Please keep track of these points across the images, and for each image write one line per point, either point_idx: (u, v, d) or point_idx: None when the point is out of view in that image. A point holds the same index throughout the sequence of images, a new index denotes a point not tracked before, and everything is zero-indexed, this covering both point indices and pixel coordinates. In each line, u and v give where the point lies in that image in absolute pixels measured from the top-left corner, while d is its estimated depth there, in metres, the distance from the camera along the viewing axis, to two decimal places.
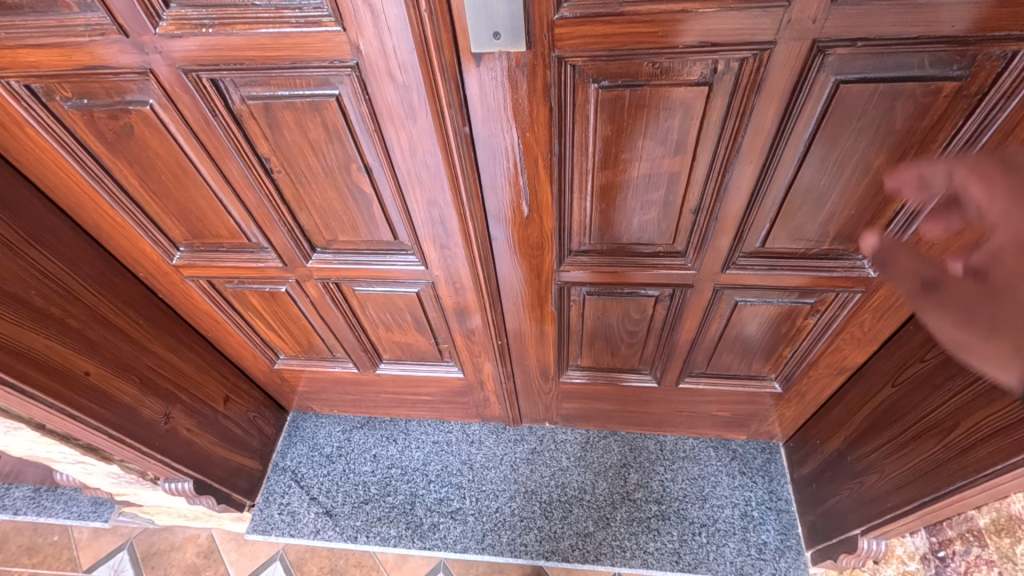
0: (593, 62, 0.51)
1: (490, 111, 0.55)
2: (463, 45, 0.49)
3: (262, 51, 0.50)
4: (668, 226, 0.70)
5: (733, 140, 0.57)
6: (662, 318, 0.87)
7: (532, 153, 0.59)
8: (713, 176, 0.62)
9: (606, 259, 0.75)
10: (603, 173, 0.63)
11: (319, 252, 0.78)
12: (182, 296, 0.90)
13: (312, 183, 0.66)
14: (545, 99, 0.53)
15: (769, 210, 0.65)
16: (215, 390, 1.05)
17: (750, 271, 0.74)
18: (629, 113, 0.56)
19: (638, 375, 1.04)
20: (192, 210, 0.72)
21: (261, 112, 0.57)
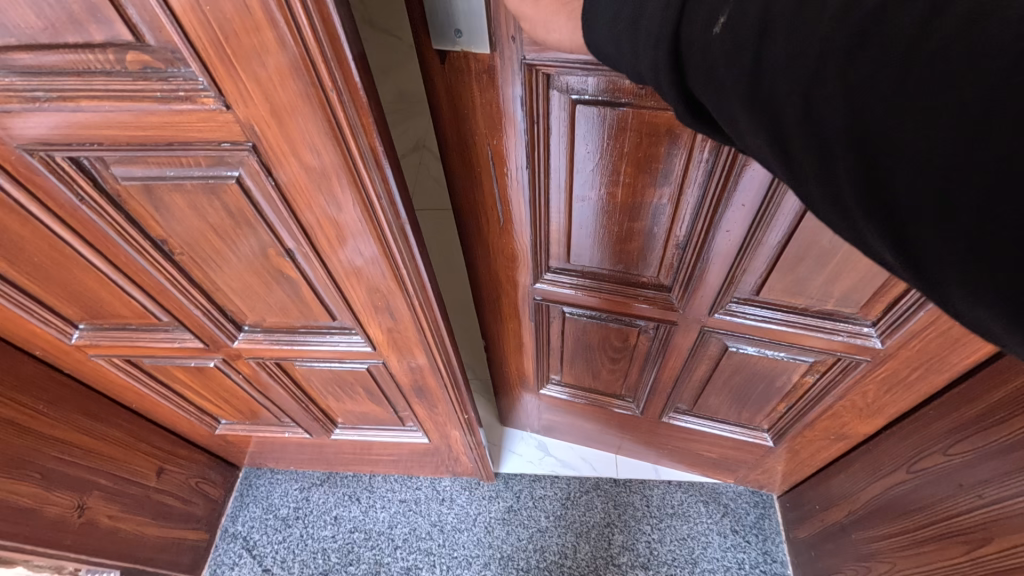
0: (566, 74, 0.46)
1: (456, 117, 0.51)
2: (426, 40, 0.45)
3: (126, 130, 0.38)
4: (650, 255, 0.65)
5: (724, 180, 0.52)
6: (645, 348, 0.82)
7: (500, 164, 0.55)
8: (699, 214, 0.57)
9: (585, 282, 0.71)
10: (583, 195, 0.59)
11: (247, 331, 0.65)
12: (92, 371, 0.77)
13: (224, 267, 0.54)
14: (519, 115, 0.49)
15: (763, 258, 0.59)
16: (145, 464, 0.92)
17: (742, 318, 0.69)
18: (607, 132, 0.51)
19: (620, 404, 0.98)
20: (82, 292, 0.59)
21: (141, 194, 0.45)
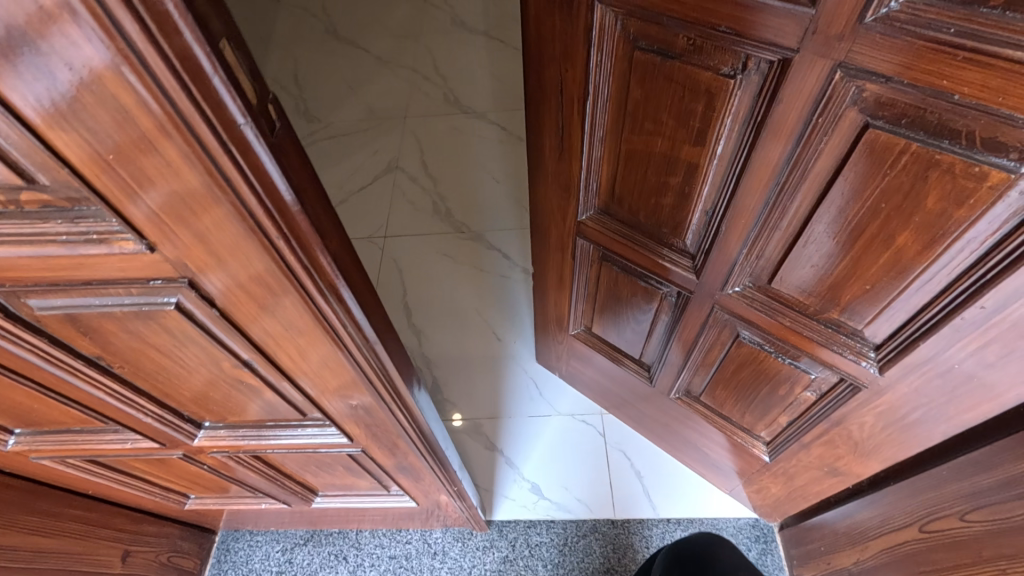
0: (632, 18, 0.58)
1: (543, 38, 0.68)
2: None
3: (36, 270, 0.32)
4: (678, 213, 0.74)
5: (744, 150, 0.60)
6: (665, 318, 0.91)
7: (568, 91, 0.70)
8: (727, 180, 0.65)
9: (621, 231, 0.83)
10: (631, 141, 0.71)
11: (208, 428, 0.59)
12: (37, 469, 0.69)
13: (173, 379, 0.48)
14: (589, 38, 0.62)
15: (779, 240, 0.65)
16: (107, 552, 0.85)
17: (753, 306, 0.74)
18: (659, 78, 0.61)
19: (639, 373, 1.07)
20: (11, 405, 0.52)
21: (64, 322, 0.39)
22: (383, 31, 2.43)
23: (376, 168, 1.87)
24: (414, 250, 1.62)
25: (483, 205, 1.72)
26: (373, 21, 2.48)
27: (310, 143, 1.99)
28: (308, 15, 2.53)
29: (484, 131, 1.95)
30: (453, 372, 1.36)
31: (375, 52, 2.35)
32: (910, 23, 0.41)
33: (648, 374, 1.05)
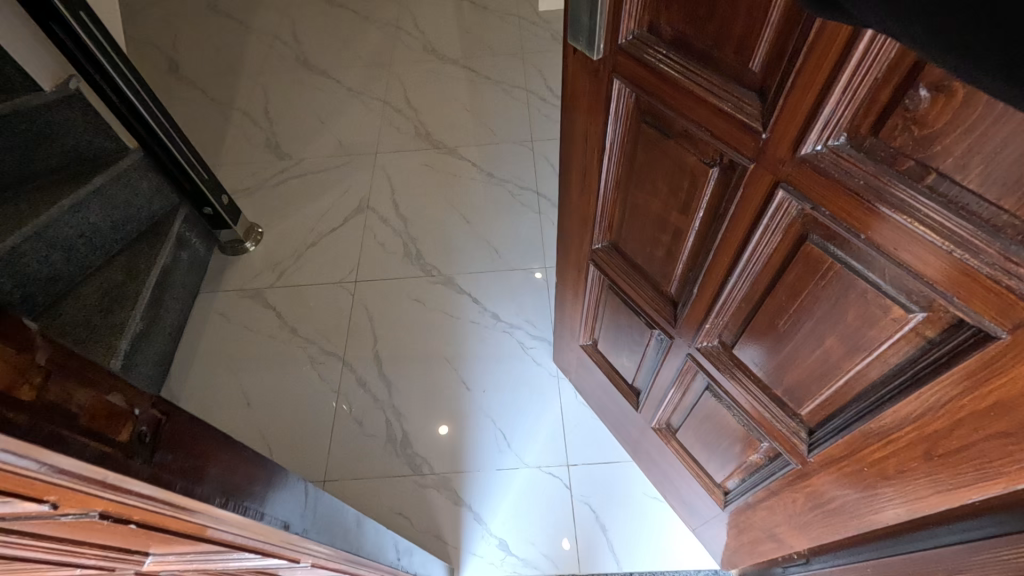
0: (641, 98, 0.66)
1: (575, 93, 0.78)
2: (572, 40, 0.70)
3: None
4: (666, 264, 0.82)
5: (715, 225, 0.67)
6: (651, 354, 0.98)
7: (590, 141, 0.80)
8: (703, 249, 0.71)
9: (625, 265, 0.91)
10: (636, 195, 0.80)
11: (156, 555, 0.59)
12: None
13: (111, 540, 0.48)
14: (609, 107, 0.71)
15: (739, 314, 0.71)
16: None
17: (718, 365, 0.79)
18: (659, 150, 0.69)
19: (631, 402, 1.13)
20: None
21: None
22: (354, 61, 2.43)
23: (347, 209, 1.87)
24: (384, 297, 1.63)
25: (452, 248, 1.73)
26: (344, 52, 2.47)
27: (280, 182, 1.98)
28: (280, 45, 2.54)
29: (455, 168, 1.96)
30: (423, 422, 1.38)
31: (346, 83, 2.33)
32: (830, 165, 0.47)
33: (638, 403, 1.10)
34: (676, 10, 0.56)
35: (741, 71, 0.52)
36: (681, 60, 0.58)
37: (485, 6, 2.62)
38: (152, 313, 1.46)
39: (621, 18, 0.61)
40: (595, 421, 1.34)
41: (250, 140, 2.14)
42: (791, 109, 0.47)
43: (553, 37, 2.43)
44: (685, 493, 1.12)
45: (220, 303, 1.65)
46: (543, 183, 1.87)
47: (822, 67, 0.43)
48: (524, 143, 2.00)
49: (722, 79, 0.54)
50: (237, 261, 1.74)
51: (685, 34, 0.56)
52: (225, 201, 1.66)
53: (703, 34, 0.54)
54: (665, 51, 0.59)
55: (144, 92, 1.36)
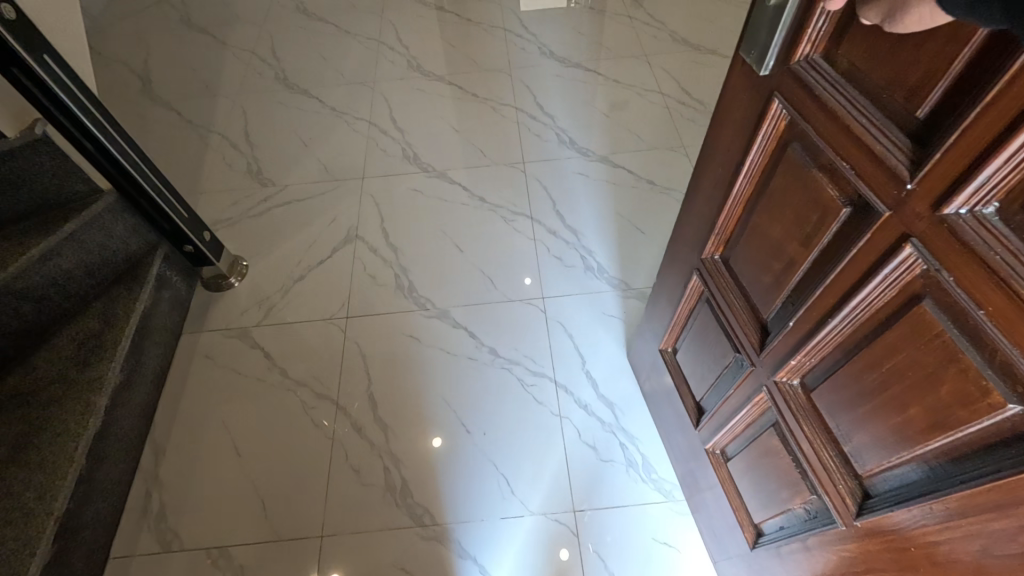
0: (793, 121, 0.63)
1: (733, 102, 0.76)
2: (746, 50, 0.68)
3: None
4: (769, 295, 0.78)
5: (829, 263, 0.63)
6: (727, 376, 0.94)
7: (732, 153, 0.78)
8: (808, 287, 0.68)
9: (735, 283, 0.86)
10: (760, 218, 0.76)
11: None
12: None
13: None
14: (762, 122, 0.68)
15: (831, 359, 0.67)
16: None
17: (790, 405, 0.76)
18: (793, 176, 0.66)
19: (692, 419, 1.10)
20: None
21: None
22: (338, 79, 2.36)
23: (336, 238, 1.81)
24: (377, 334, 1.57)
25: (445, 279, 1.68)
26: (327, 70, 2.40)
27: (263, 212, 1.90)
28: (259, 64, 2.46)
29: (443, 193, 1.90)
30: (417, 448, 1.37)
31: (328, 103, 2.26)
32: (967, 230, 0.45)
33: (698, 421, 1.08)
34: (859, 40, 0.53)
35: (906, 115, 0.49)
36: (848, 92, 0.55)
37: (470, 19, 2.57)
38: (134, 361, 1.38)
39: (801, 39, 0.58)
40: (598, 463, 1.32)
41: (231, 165, 2.06)
42: (944, 165, 0.45)
43: (541, 51, 2.39)
44: (718, 524, 1.11)
45: (206, 343, 1.58)
46: (536, 208, 1.83)
47: (995, 127, 0.41)
48: (515, 165, 1.96)
49: (883, 120, 0.51)
50: (219, 299, 1.66)
51: (860, 66, 0.53)
52: (207, 237, 1.59)
53: (879, 71, 0.51)
54: (836, 79, 0.56)
55: (112, 127, 1.27)
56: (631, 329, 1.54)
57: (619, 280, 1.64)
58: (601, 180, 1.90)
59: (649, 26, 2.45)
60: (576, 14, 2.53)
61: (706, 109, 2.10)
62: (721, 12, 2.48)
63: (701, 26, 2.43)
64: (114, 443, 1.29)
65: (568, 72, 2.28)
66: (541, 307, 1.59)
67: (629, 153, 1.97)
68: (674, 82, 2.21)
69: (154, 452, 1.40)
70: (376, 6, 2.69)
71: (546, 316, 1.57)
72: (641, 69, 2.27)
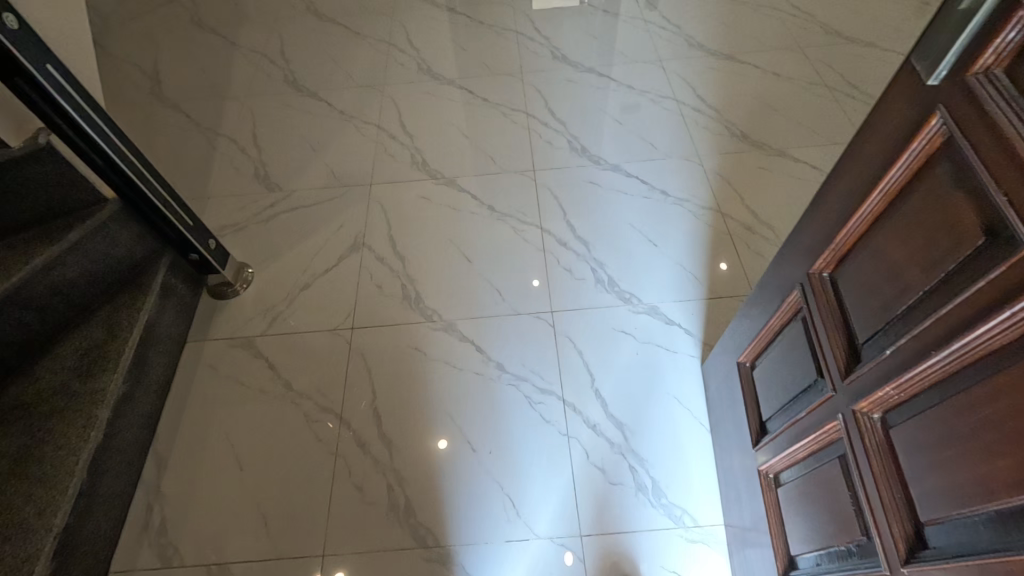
0: (951, 139, 0.58)
1: (879, 111, 0.68)
2: (915, 52, 0.61)
3: None
4: (871, 323, 0.72)
5: (950, 295, 0.58)
6: (802, 399, 0.89)
7: (862, 167, 0.71)
8: (917, 318, 0.63)
9: (838, 307, 0.79)
10: (881, 239, 0.70)
11: None
12: None
13: None
14: (912, 134, 0.62)
15: (922, 396, 0.63)
16: None
17: (865, 437, 0.72)
18: (935, 198, 0.60)
19: (752, 438, 1.06)
20: None
21: None
22: (346, 82, 2.33)
23: (342, 245, 1.78)
24: (381, 346, 1.54)
25: (451, 290, 1.64)
26: (337, 73, 2.37)
27: (270, 218, 1.88)
28: (269, 65, 2.44)
29: (454, 202, 1.87)
30: (423, 456, 1.36)
31: (337, 106, 2.23)
32: None
33: (757, 440, 1.04)
34: None
35: None
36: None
37: (481, 21, 2.53)
38: (138, 372, 1.37)
39: (983, 49, 0.52)
40: (607, 485, 1.30)
41: (238, 170, 2.04)
42: None
43: (553, 54, 2.34)
44: (750, 547, 1.09)
45: (209, 353, 1.56)
46: (546, 219, 1.79)
47: None
48: (526, 172, 1.93)
49: None
50: (224, 307, 1.65)
51: None
52: (212, 245, 1.57)
53: None
54: (1014, 95, 0.50)
55: (116, 135, 1.24)
56: (640, 345, 1.50)
57: (630, 295, 1.60)
58: (613, 189, 1.86)
59: (664, 30, 2.40)
60: (591, 16, 2.49)
61: (721, 117, 2.05)
62: (739, 16, 2.42)
63: (718, 30, 2.37)
64: (116, 455, 1.28)
65: (580, 77, 2.24)
66: (551, 321, 1.56)
67: (640, 161, 1.93)
68: (689, 88, 2.16)
69: (156, 465, 1.38)
70: (388, 6, 2.66)
71: (554, 330, 1.54)
72: (655, 74, 2.22)
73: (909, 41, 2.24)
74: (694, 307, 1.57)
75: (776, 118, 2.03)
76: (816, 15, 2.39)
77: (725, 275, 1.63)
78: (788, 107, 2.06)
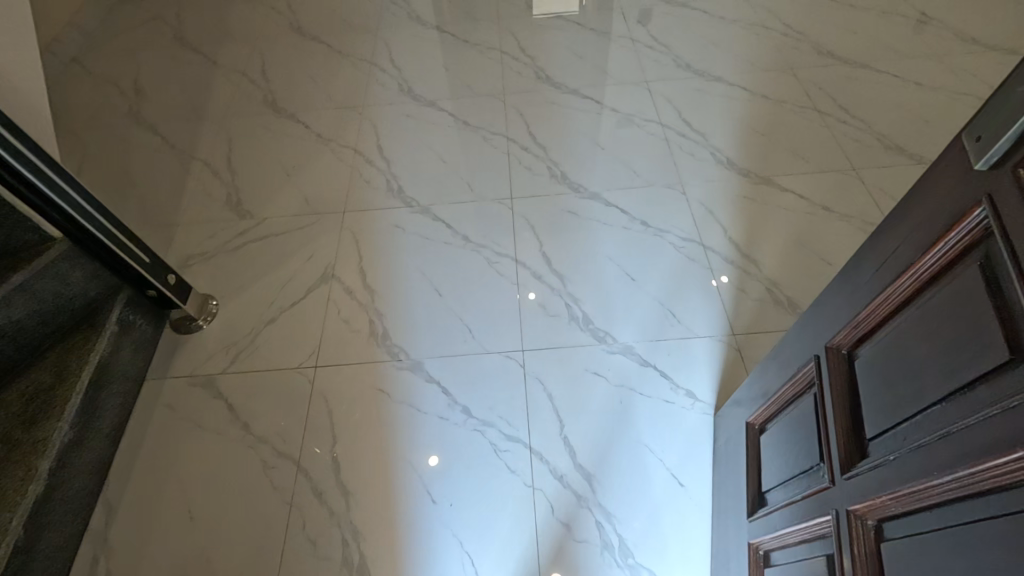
0: (993, 236, 0.49)
1: (921, 186, 0.60)
2: (966, 129, 0.53)
3: None
4: (879, 420, 0.64)
5: (967, 413, 0.49)
6: (802, 481, 0.82)
7: (894, 248, 0.63)
8: (928, 428, 0.55)
9: (849, 390, 0.71)
10: (903, 329, 0.61)
11: None
12: None
13: None
14: (951, 221, 0.54)
15: (915, 516, 0.55)
16: None
17: (858, 542, 0.64)
18: (962, 297, 0.52)
19: (748, 506, 1.00)
20: None
21: None
22: (326, 103, 2.28)
23: (311, 277, 1.72)
24: (346, 387, 1.48)
25: (420, 328, 1.58)
26: (318, 94, 2.33)
27: (238, 247, 1.83)
28: (249, 85, 2.39)
29: (426, 231, 1.81)
30: (389, 503, 1.31)
31: (315, 128, 2.19)
32: None
33: (752, 511, 0.98)
34: None
35: None
36: None
37: (466, 39, 2.48)
38: (87, 417, 1.31)
39: None
40: (573, 541, 1.24)
41: (210, 196, 1.99)
42: None
43: (537, 75, 2.29)
44: None
45: (168, 392, 1.50)
46: (521, 250, 1.73)
47: None
48: (502, 201, 1.87)
49: None
50: (187, 343, 1.59)
51: None
52: (173, 280, 1.53)
53: None
54: None
55: (60, 173, 1.21)
56: (614, 388, 1.44)
57: (604, 332, 1.54)
58: (592, 219, 1.79)
59: (651, 50, 2.34)
60: (579, 35, 2.43)
61: (708, 142, 1.98)
62: (731, 35, 2.36)
63: (708, 50, 2.31)
64: (60, 507, 1.22)
65: (564, 99, 2.18)
66: (519, 363, 1.49)
67: (621, 189, 1.87)
68: (675, 111, 2.09)
69: (104, 515, 1.33)
70: (372, 25, 2.61)
71: (523, 371, 1.48)
72: (641, 97, 2.16)
73: (909, 63, 2.17)
74: (671, 346, 1.51)
75: (767, 144, 1.96)
76: (809, 35, 2.32)
77: (712, 312, 1.56)
78: (779, 133, 1.99)
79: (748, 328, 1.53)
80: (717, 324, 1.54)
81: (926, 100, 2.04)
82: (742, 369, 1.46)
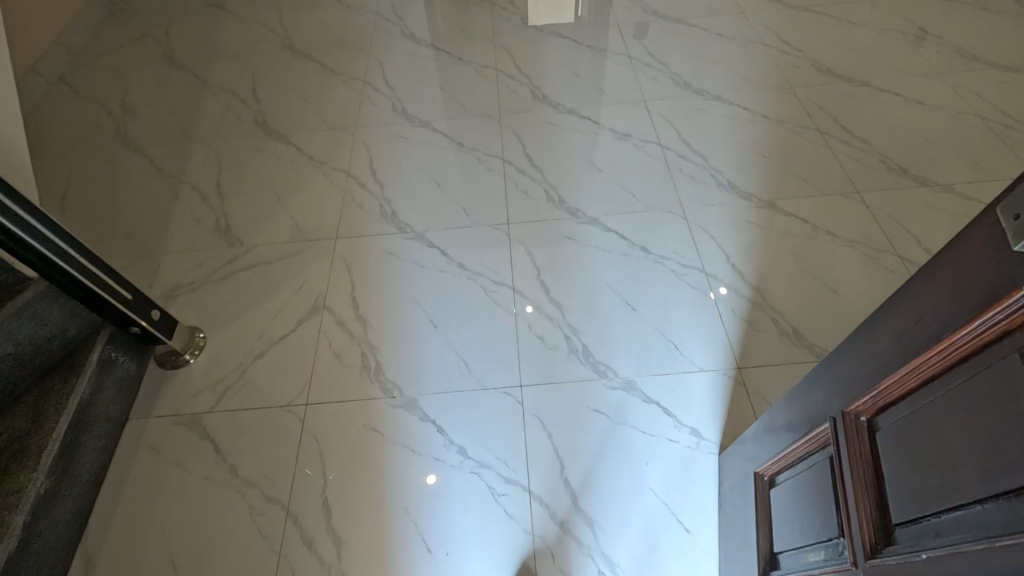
0: None
1: (949, 254, 0.55)
2: (1004, 201, 0.47)
3: None
4: (908, 505, 0.59)
5: (1018, 527, 0.45)
6: (822, 551, 0.77)
7: (919, 317, 0.58)
8: (972, 531, 0.50)
9: (871, 464, 0.66)
10: (931, 408, 0.56)
11: None
12: None
13: None
14: (986, 301, 0.49)
15: None
16: None
17: None
18: (1001, 388, 0.47)
19: (760, 564, 0.95)
20: None
21: None
22: (318, 124, 2.24)
23: (302, 308, 1.67)
24: (338, 426, 1.43)
25: (414, 362, 1.53)
26: (310, 114, 2.28)
27: (227, 276, 1.77)
28: (240, 105, 2.35)
29: (420, 258, 1.76)
30: (382, 551, 1.25)
31: (307, 150, 2.14)
32: None
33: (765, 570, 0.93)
34: None
35: None
36: None
37: (461, 57, 2.44)
38: (66, 463, 1.25)
39: None
40: None
41: (198, 221, 1.94)
42: None
43: (533, 94, 2.25)
44: None
45: (152, 432, 1.44)
46: (518, 278, 1.69)
47: None
48: (498, 226, 1.82)
49: None
50: (173, 379, 1.53)
51: None
52: (156, 315, 1.47)
53: None
54: None
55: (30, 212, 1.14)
56: (615, 426, 1.39)
57: (605, 366, 1.49)
58: (590, 245, 1.75)
59: (649, 67, 2.30)
60: (575, 53, 2.39)
61: (708, 164, 1.94)
62: (730, 53, 2.32)
63: (707, 68, 2.27)
64: (34, 562, 1.16)
65: (560, 119, 2.14)
66: (517, 398, 1.44)
67: (619, 214, 1.83)
68: (674, 131, 2.06)
69: (83, 566, 1.27)
70: (365, 42, 2.57)
71: (522, 408, 1.43)
72: (639, 117, 2.12)
73: (911, 82, 2.14)
74: (673, 380, 1.46)
75: (769, 166, 1.92)
76: (809, 53, 2.29)
77: (714, 344, 1.52)
78: (781, 154, 1.95)
79: (751, 360, 1.48)
80: (719, 356, 1.49)
81: (929, 119, 2.01)
82: (748, 404, 1.41)
